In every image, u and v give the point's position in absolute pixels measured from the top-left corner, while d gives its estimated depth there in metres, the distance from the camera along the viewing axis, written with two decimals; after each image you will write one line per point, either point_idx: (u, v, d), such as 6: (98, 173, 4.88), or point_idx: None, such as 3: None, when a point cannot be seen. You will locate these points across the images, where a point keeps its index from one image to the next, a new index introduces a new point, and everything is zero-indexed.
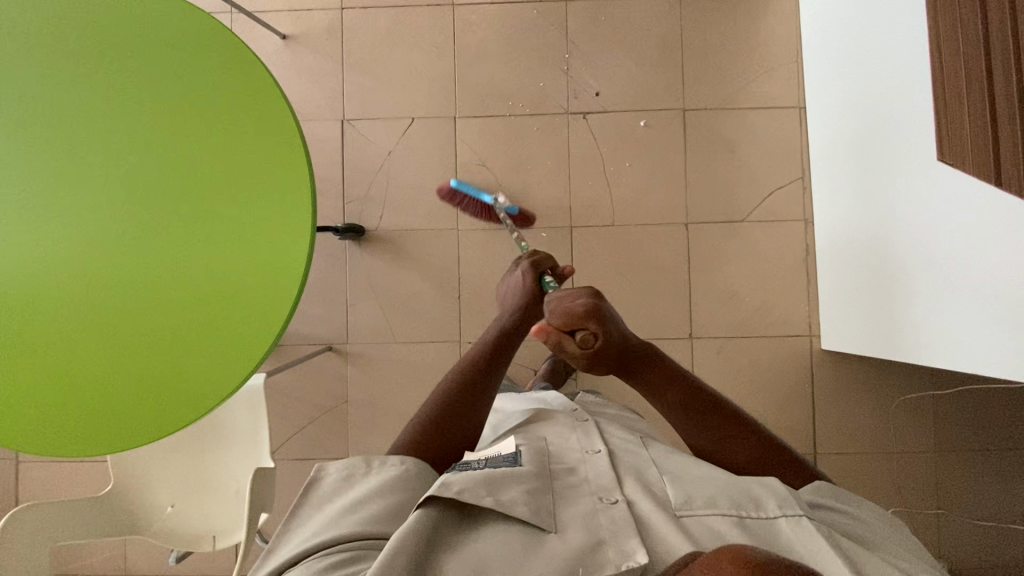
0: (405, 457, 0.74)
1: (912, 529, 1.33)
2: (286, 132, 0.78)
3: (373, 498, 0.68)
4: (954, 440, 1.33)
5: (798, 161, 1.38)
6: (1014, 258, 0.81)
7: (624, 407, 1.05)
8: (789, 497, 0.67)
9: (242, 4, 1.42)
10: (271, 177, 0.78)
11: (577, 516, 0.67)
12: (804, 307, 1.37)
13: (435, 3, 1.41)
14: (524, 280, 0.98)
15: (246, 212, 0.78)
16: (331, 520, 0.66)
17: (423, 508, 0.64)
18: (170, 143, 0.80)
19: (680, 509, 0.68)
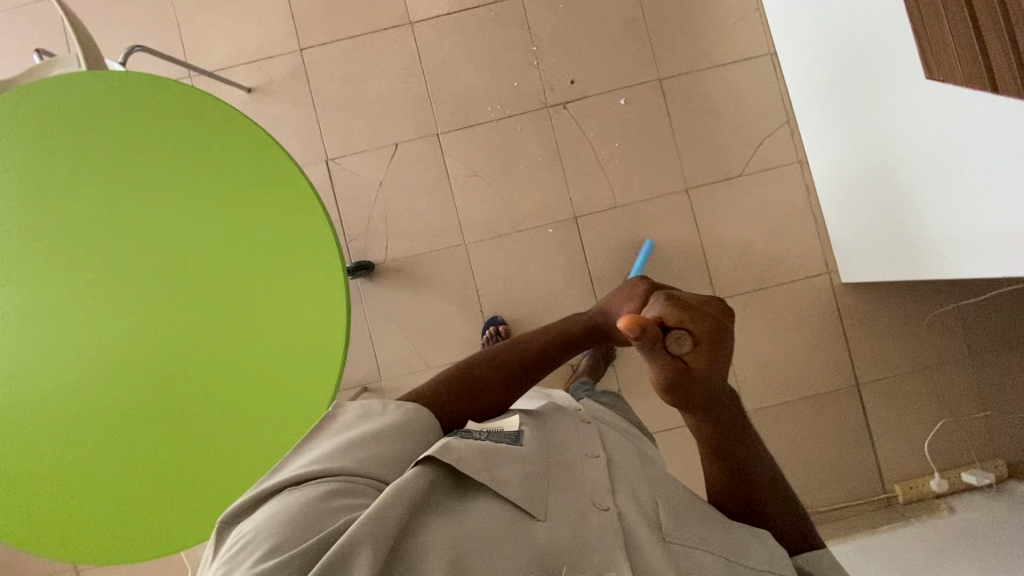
0: (412, 408, 0.65)
1: (962, 436, 1.36)
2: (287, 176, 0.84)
3: (381, 438, 0.60)
4: (986, 343, 1.36)
5: (781, 106, 1.39)
6: (1006, 157, 0.82)
7: (633, 425, 0.90)
8: (780, 558, 0.63)
9: (200, 65, 1.40)
10: (288, 220, 0.83)
11: (565, 513, 0.56)
12: (817, 245, 1.39)
13: (393, 25, 1.39)
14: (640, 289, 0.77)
15: (259, 261, 0.84)
16: (334, 451, 0.57)
17: (419, 468, 0.55)
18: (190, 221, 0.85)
19: (669, 533, 0.58)
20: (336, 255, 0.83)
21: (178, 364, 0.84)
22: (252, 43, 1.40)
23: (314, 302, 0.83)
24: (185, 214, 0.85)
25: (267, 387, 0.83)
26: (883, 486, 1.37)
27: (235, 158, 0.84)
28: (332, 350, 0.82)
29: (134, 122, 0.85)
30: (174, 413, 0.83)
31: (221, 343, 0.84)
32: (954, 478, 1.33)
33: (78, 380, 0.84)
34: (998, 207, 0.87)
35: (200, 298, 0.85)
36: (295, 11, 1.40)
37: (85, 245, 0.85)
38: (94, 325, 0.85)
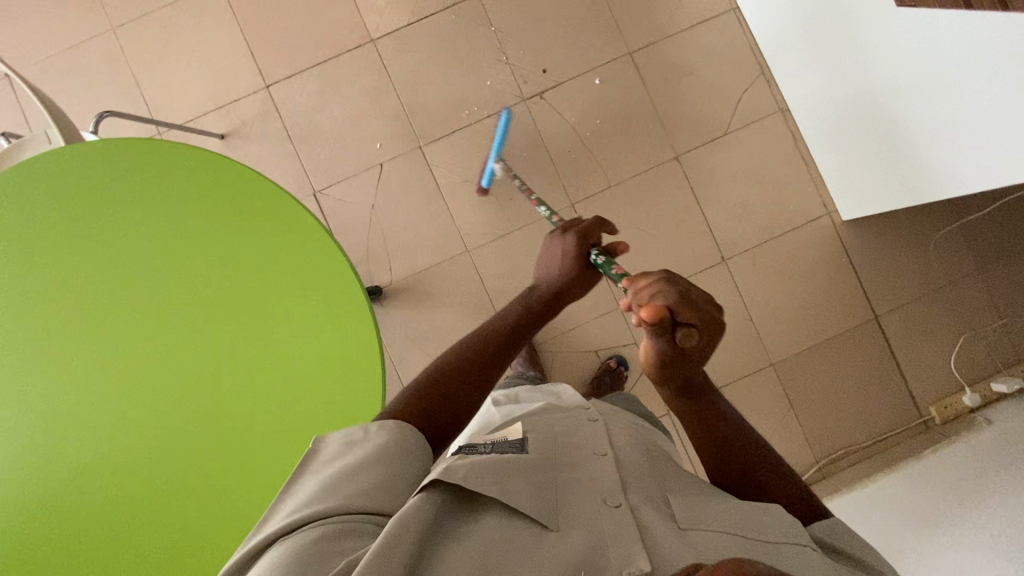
0: (394, 425, 0.60)
1: (984, 348, 1.38)
2: (277, 198, 0.83)
3: (368, 467, 0.55)
4: (990, 253, 1.38)
5: (753, 58, 1.40)
6: (987, 75, 0.82)
7: (634, 414, 0.87)
8: (798, 526, 0.58)
9: (168, 119, 1.37)
10: (286, 241, 0.82)
11: (580, 515, 0.54)
12: (813, 189, 1.40)
13: (356, 45, 1.37)
14: (567, 248, 0.82)
15: (266, 289, 0.81)
16: (321, 492, 0.52)
17: (424, 494, 0.51)
18: (187, 263, 0.82)
19: (683, 522, 0.56)
20: (352, 279, 0.80)
21: (202, 418, 0.78)
22: (217, 88, 1.37)
23: (340, 332, 0.79)
24: (193, 264, 0.82)
25: (300, 425, 0.77)
26: (918, 411, 1.39)
27: (239, 201, 0.83)
28: (366, 379, 0.77)
29: (130, 182, 0.83)
30: (204, 470, 0.76)
31: (245, 388, 0.78)
32: (986, 390, 1.35)
33: (94, 449, 0.77)
34: (988, 129, 0.88)
35: (217, 345, 0.80)
36: (254, 49, 1.37)
37: (90, 308, 0.80)
38: (107, 389, 0.78)
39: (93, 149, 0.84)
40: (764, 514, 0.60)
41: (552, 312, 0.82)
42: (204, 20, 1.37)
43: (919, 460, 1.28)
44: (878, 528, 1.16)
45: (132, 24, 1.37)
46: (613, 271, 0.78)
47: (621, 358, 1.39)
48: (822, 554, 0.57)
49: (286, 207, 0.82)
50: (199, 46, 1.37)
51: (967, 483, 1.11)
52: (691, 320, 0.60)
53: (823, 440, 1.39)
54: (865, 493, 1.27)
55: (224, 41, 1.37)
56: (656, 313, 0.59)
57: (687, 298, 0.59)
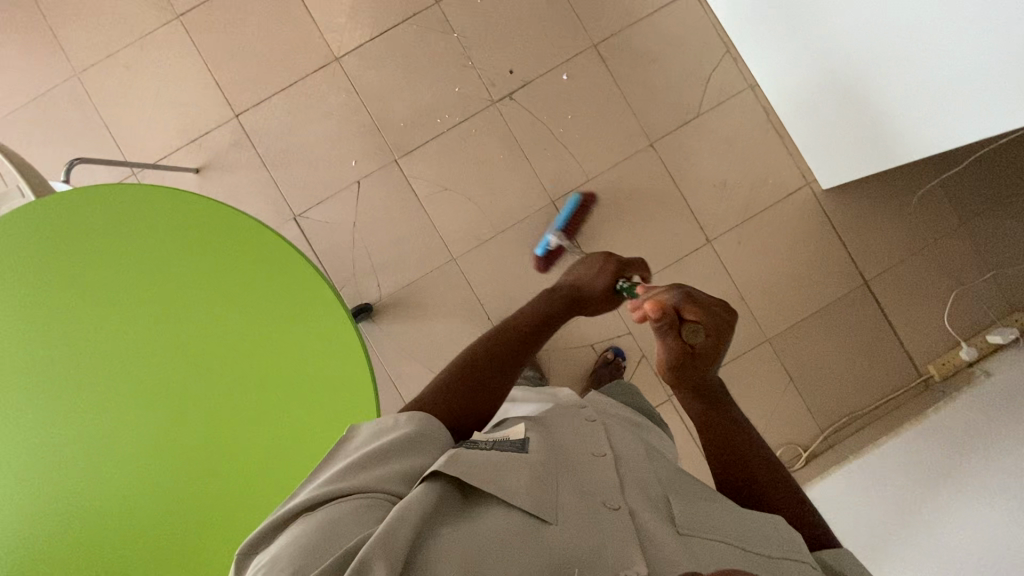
0: (424, 418, 0.60)
1: (977, 301, 1.39)
2: (247, 226, 0.83)
3: (396, 453, 0.55)
4: (973, 206, 1.38)
5: (717, 38, 1.40)
6: (948, 28, 0.82)
7: (637, 416, 0.88)
8: (797, 543, 0.60)
9: (140, 160, 1.37)
10: (262, 267, 0.82)
11: (578, 514, 0.55)
12: (791, 161, 1.40)
13: (321, 66, 1.37)
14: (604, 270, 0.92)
15: (248, 317, 0.81)
16: (352, 469, 0.53)
17: (427, 484, 0.53)
18: (167, 300, 0.82)
19: (681, 525, 0.58)
20: (332, 296, 0.80)
21: (205, 449, 0.78)
22: (187, 123, 1.37)
23: (326, 344, 0.79)
24: (172, 301, 0.82)
25: (297, 446, 0.77)
26: (917, 370, 1.39)
27: (206, 231, 0.83)
28: (359, 386, 0.77)
29: (98, 232, 0.83)
30: (206, 501, 0.76)
31: (239, 416, 0.79)
32: (981, 342, 1.36)
33: (95, 495, 0.76)
34: (956, 87, 0.88)
35: (207, 375, 0.80)
36: (219, 80, 1.37)
37: (76, 358, 0.80)
38: (105, 437, 0.78)
39: (55, 199, 0.83)
40: (765, 527, 0.61)
41: (572, 311, 0.88)
42: (166, 57, 1.37)
43: (922, 421, 1.28)
44: (871, 504, 1.18)
45: (95, 68, 1.37)
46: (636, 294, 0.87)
47: (618, 349, 1.39)
48: (821, 573, 0.58)
49: (257, 233, 0.82)
50: (164, 83, 1.37)
51: (954, 466, 1.10)
52: (696, 318, 0.75)
53: (825, 409, 1.40)
54: (860, 467, 1.28)
55: (188, 75, 1.37)
56: (658, 305, 0.75)
57: (692, 299, 0.75)
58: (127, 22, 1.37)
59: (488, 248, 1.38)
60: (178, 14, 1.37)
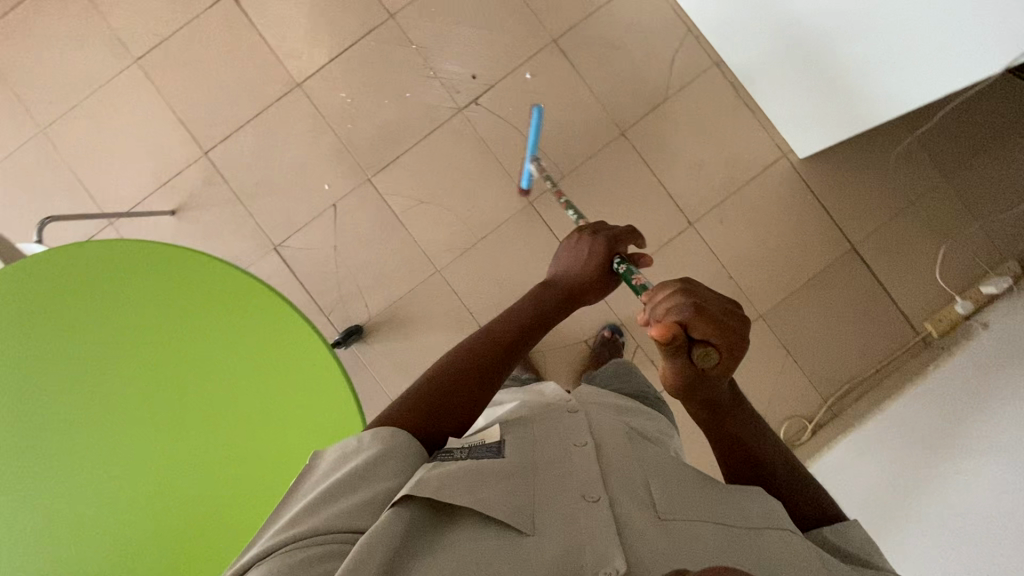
0: (388, 433, 0.59)
1: (967, 253, 1.37)
2: (204, 263, 0.84)
3: (352, 486, 0.54)
4: (953, 158, 1.37)
5: (677, 18, 1.38)
6: None
7: (632, 403, 0.90)
8: (775, 511, 0.62)
9: (115, 209, 1.36)
10: (225, 299, 0.82)
11: (557, 517, 0.55)
12: (765, 134, 1.38)
13: (283, 93, 1.37)
14: (596, 253, 0.89)
15: (219, 350, 0.81)
16: (307, 509, 0.52)
17: (395, 509, 0.52)
18: (137, 348, 0.82)
19: (663, 511, 0.59)
20: (299, 318, 0.81)
21: (200, 495, 0.77)
22: (157, 166, 1.36)
23: (300, 367, 0.80)
24: (153, 355, 0.82)
25: (289, 468, 0.77)
26: (915, 329, 1.38)
27: (179, 281, 0.83)
28: (346, 413, 0.78)
29: (58, 294, 0.83)
30: (206, 535, 0.76)
31: (225, 447, 0.79)
32: (976, 294, 1.33)
33: (90, 549, 0.76)
34: (925, 40, 0.87)
35: (195, 422, 0.80)
36: (184, 118, 1.36)
37: (52, 419, 0.79)
38: (96, 494, 0.77)
39: (8, 268, 0.82)
40: (746, 500, 0.63)
41: (570, 305, 0.88)
42: (129, 101, 1.36)
43: (923, 379, 1.29)
44: (880, 472, 1.19)
45: (61, 121, 1.36)
46: (632, 281, 0.85)
47: (615, 324, 1.40)
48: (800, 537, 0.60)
49: (216, 268, 0.83)
50: (130, 129, 1.36)
51: (954, 426, 1.11)
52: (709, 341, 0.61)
53: (826, 378, 1.39)
54: (859, 436, 1.30)
55: (153, 118, 1.36)
56: (668, 332, 0.60)
57: (707, 320, 0.59)
58: (86, 72, 1.36)
59: (472, 257, 1.37)
60: (135, 58, 1.36)
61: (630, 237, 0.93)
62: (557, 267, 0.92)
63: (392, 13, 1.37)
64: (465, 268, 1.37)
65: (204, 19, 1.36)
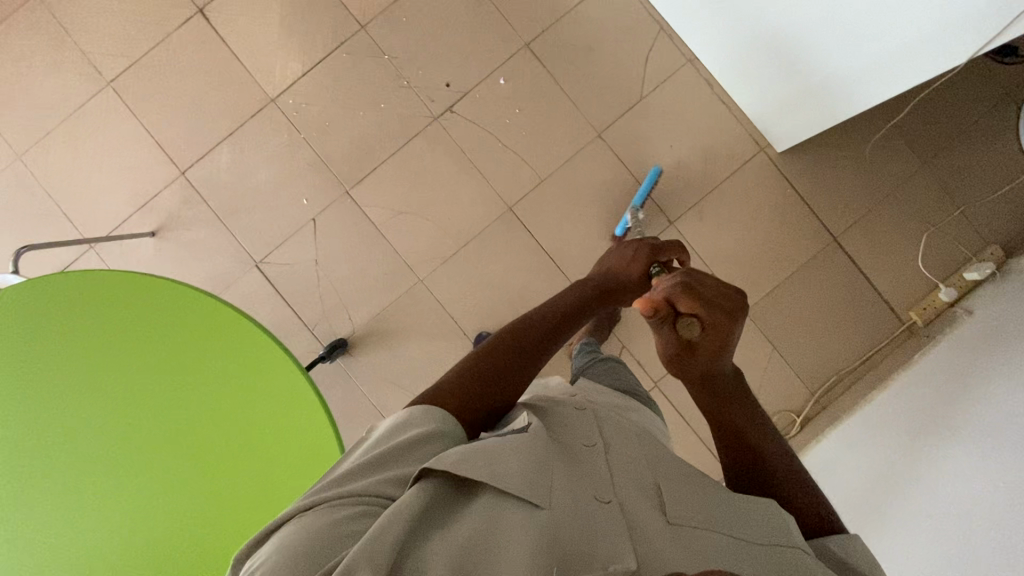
0: (439, 415, 0.60)
1: (950, 239, 1.37)
2: (171, 289, 0.84)
3: (400, 455, 0.53)
4: (931, 146, 1.37)
5: (649, 16, 1.38)
6: None
7: (622, 397, 0.92)
8: (788, 527, 0.61)
9: (95, 233, 1.36)
10: (196, 323, 0.83)
11: (569, 506, 0.54)
12: (741, 129, 1.38)
13: (258, 109, 1.36)
14: (636, 259, 0.91)
15: (193, 376, 0.82)
16: (352, 472, 0.51)
17: (421, 484, 0.51)
18: (109, 378, 0.82)
19: (671, 514, 0.58)
20: (270, 340, 0.82)
21: (176, 526, 0.78)
22: (135, 188, 1.36)
23: (273, 389, 0.80)
24: (133, 382, 0.82)
25: (268, 490, 0.78)
26: (899, 318, 1.38)
27: (159, 308, 0.83)
28: (324, 443, 0.78)
29: (23, 329, 0.82)
30: (191, 559, 0.76)
31: (206, 472, 0.79)
32: (959, 281, 1.34)
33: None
34: (893, 33, 0.87)
35: (175, 451, 0.80)
36: (160, 139, 1.36)
37: (27, 454, 0.79)
38: (78, 526, 0.78)
39: None
40: (759, 512, 0.62)
41: (603, 303, 0.90)
42: (104, 124, 1.36)
43: (909, 370, 1.29)
44: (881, 458, 1.18)
45: (37, 148, 1.36)
46: None
47: None
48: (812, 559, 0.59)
49: (183, 294, 0.83)
50: (106, 152, 1.36)
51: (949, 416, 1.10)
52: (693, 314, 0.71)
53: (813, 371, 1.39)
54: (859, 423, 1.28)
55: (128, 140, 1.36)
56: (655, 303, 0.71)
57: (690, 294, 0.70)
58: (59, 97, 1.36)
59: (454, 264, 1.37)
60: (108, 80, 1.36)
61: (676, 252, 0.93)
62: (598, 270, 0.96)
63: (363, 25, 1.37)
64: (448, 276, 1.37)
65: (174, 39, 1.36)
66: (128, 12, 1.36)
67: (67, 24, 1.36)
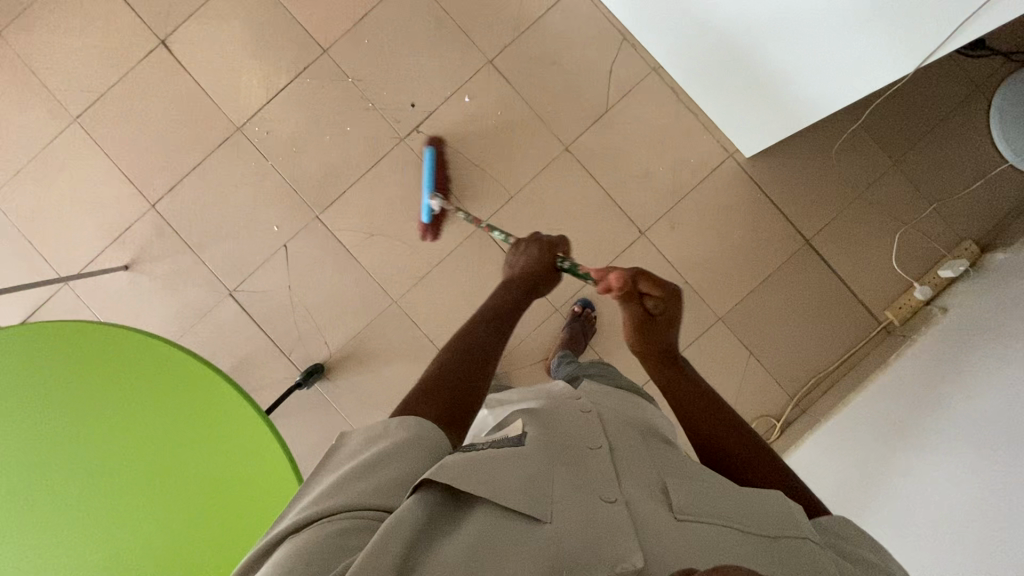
0: (416, 421, 0.57)
1: (924, 237, 1.36)
2: (116, 334, 0.83)
3: (387, 461, 0.52)
4: (901, 144, 1.36)
5: (611, 27, 1.37)
6: None
7: (627, 394, 0.91)
8: (795, 515, 0.61)
9: (70, 269, 1.37)
10: (144, 366, 0.83)
11: (574, 506, 0.54)
12: (709, 136, 1.37)
13: (225, 138, 1.37)
14: (541, 255, 0.98)
15: (145, 418, 0.82)
16: (335, 486, 0.50)
17: (419, 494, 0.50)
18: (65, 427, 0.81)
19: (679, 511, 0.58)
20: (221, 377, 0.83)
21: (146, 567, 0.79)
22: (107, 222, 1.37)
23: (230, 424, 0.82)
24: (88, 426, 0.81)
25: (234, 523, 0.79)
26: (876, 319, 1.38)
27: (112, 353, 0.83)
28: (285, 481, 0.79)
29: None
30: None
31: (170, 511, 0.80)
32: (934, 279, 1.34)
33: None
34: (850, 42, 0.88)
35: (138, 494, 0.80)
36: (129, 173, 1.37)
37: None
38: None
39: None
40: (766, 503, 0.62)
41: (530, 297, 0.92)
42: (73, 161, 1.37)
43: (907, 353, 1.28)
44: (881, 442, 1.16)
45: (8, 187, 1.37)
46: (580, 273, 0.98)
47: (585, 300, 1.41)
48: (820, 546, 0.58)
49: (128, 337, 0.83)
50: (76, 188, 1.37)
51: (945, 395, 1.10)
52: (654, 293, 0.89)
53: (792, 374, 1.39)
54: (859, 411, 1.27)
55: (98, 175, 1.37)
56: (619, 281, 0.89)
57: (648, 277, 0.88)
58: (28, 135, 1.36)
59: (426, 285, 1.38)
60: (74, 116, 1.36)
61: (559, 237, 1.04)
62: (508, 271, 0.99)
63: (325, 49, 1.37)
64: (421, 298, 1.38)
65: (138, 72, 1.36)
66: (91, 47, 1.36)
67: (31, 62, 1.36)
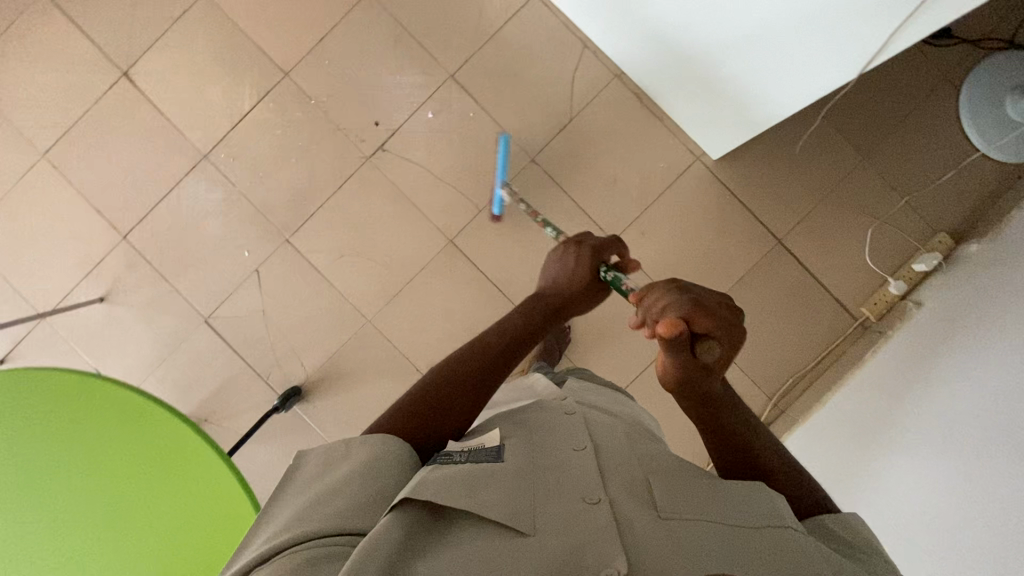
0: (382, 439, 0.58)
1: (897, 230, 1.35)
2: (64, 376, 0.84)
3: (345, 489, 0.52)
4: (869, 137, 1.35)
5: (573, 34, 1.36)
6: None
7: (609, 391, 0.92)
8: (776, 504, 0.59)
9: (47, 304, 1.38)
10: (92, 405, 0.83)
11: (557, 517, 0.53)
12: (676, 139, 1.37)
13: (192, 166, 1.37)
14: (583, 265, 0.91)
15: (100, 456, 0.83)
16: (298, 516, 0.50)
17: (395, 512, 0.50)
18: (34, 471, 0.83)
19: (663, 509, 0.56)
20: (169, 410, 0.83)
21: None
22: (80, 255, 1.38)
23: (184, 454, 0.83)
24: (44, 467, 0.83)
25: (198, 549, 0.81)
26: (853, 315, 1.37)
27: (72, 398, 0.83)
28: (244, 520, 0.80)
29: None
30: None
31: (137, 541, 0.82)
32: (909, 273, 1.33)
33: None
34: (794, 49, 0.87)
35: (103, 529, 0.83)
36: (99, 206, 1.38)
37: None
38: None
39: None
40: (749, 495, 0.60)
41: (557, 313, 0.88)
42: (43, 196, 1.38)
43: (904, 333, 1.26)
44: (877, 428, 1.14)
45: None
46: (621, 287, 0.88)
47: None
48: (806, 535, 0.56)
49: (73, 379, 0.84)
50: (47, 223, 1.38)
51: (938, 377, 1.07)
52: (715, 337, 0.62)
53: (770, 375, 1.38)
54: (858, 397, 1.25)
55: (69, 209, 1.38)
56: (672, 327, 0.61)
57: (706, 313, 0.61)
58: None
59: (398, 303, 1.38)
60: (42, 152, 1.37)
61: (612, 242, 0.96)
62: (545, 280, 0.94)
63: (287, 71, 1.37)
64: (394, 316, 1.38)
65: (102, 104, 1.37)
66: (54, 82, 1.37)
67: None
